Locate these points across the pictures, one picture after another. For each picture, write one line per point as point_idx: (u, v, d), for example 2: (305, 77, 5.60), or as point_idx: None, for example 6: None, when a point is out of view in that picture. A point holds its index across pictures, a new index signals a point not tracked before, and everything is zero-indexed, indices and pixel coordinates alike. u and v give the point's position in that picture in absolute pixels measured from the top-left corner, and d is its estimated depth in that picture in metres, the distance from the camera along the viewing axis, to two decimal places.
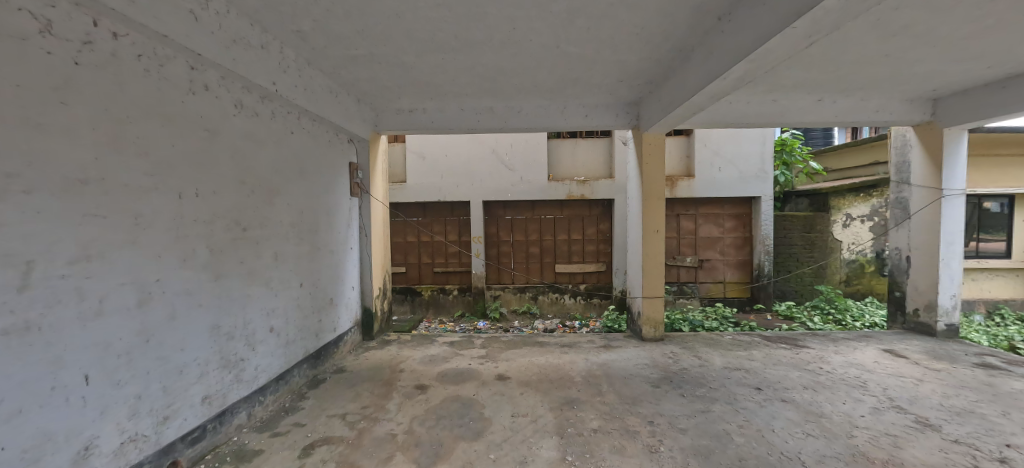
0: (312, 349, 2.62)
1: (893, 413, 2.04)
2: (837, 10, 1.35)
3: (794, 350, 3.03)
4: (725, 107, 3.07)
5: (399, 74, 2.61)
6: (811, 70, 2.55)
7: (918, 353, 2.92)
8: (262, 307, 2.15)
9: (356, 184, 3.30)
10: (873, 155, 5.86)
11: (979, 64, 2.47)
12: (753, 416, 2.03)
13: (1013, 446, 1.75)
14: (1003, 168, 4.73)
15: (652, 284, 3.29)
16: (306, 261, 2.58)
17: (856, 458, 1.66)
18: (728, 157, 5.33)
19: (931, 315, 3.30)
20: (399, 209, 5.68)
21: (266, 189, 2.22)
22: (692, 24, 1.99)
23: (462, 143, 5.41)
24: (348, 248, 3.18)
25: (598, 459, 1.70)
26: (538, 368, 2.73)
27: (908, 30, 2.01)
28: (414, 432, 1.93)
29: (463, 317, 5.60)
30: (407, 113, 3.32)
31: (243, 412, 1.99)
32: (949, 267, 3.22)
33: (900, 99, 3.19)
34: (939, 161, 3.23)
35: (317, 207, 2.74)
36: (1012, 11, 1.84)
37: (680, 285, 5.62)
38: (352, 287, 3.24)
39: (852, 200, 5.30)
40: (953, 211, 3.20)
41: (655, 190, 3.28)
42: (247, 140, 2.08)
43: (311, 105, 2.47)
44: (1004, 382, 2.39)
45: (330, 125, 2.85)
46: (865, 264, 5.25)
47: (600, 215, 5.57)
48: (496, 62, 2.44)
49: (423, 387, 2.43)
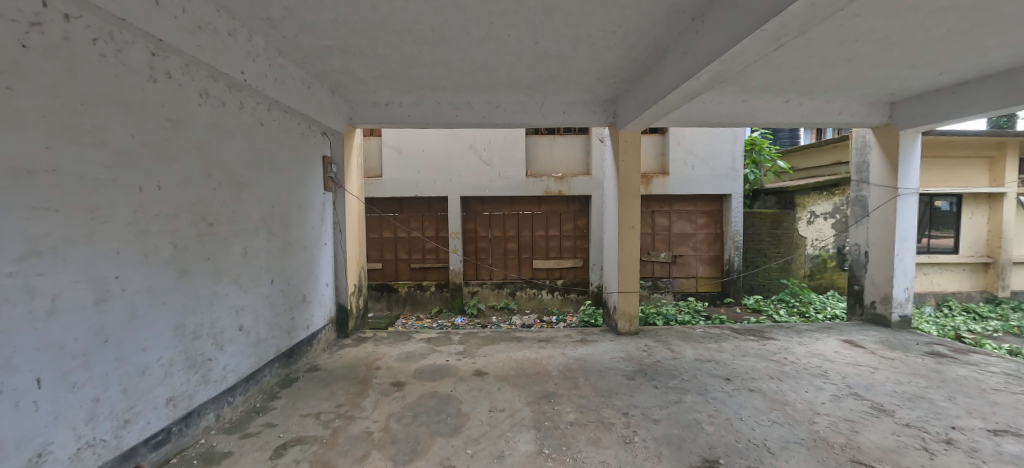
0: (284, 348, 2.55)
1: (851, 400, 2.16)
2: (803, 15, 1.40)
3: (761, 342, 3.16)
4: (699, 106, 3.15)
5: (374, 66, 2.55)
6: (779, 72, 2.64)
7: (874, 343, 3.09)
8: (230, 305, 2.08)
9: (330, 178, 3.22)
10: (836, 155, 6.14)
11: (933, 70, 2.61)
12: (722, 405, 2.11)
13: (958, 428, 1.87)
14: (952, 168, 5.05)
15: (628, 279, 3.35)
16: (277, 257, 2.51)
17: (817, 443, 1.75)
18: (701, 156, 5.47)
19: (887, 307, 3.48)
20: (375, 204, 5.57)
21: (234, 183, 2.13)
22: (668, 23, 2.02)
23: (439, 137, 5.36)
24: (321, 245, 3.09)
25: (574, 451, 1.73)
26: (515, 364, 2.73)
27: (869, 37, 2.10)
28: (390, 429, 1.92)
29: (441, 313, 5.56)
30: (383, 107, 3.25)
31: (211, 413, 1.93)
32: (904, 261, 3.42)
33: (860, 102, 3.34)
34: (894, 161, 3.41)
35: (288, 202, 2.65)
36: (963, 21, 1.95)
37: (654, 280, 5.74)
38: (326, 283, 3.17)
39: (815, 198, 5.54)
40: (907, 210, 3.39)
41: (631, 186, 3.33)
42: (213, 131, 1.99)
43: (282, 96, 2.38)
44: (950, 369, 2.57)
45: (303, 118, 2.77)
46: (827, 259, 5.57)
47: (577, 211, 5.63)
48: (473, 56, 2.42)
49: (400, 385, 2.40)
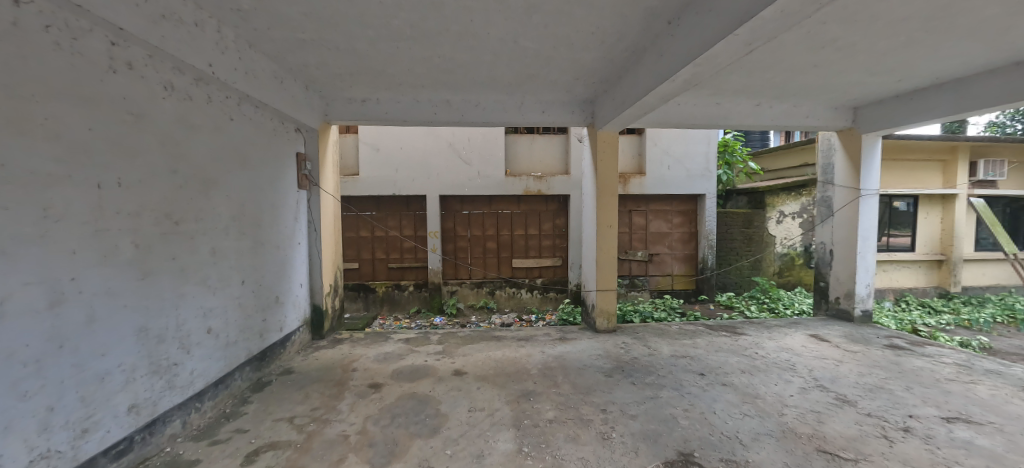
0: (255, 351, 2.47)
1: (817, 391, 2.26)
2: (773, 20, 1.45)
3: (733, 337, 3.26)
4: (675, 108, 3.22)
5: (350, 61, 2.49)
6: (750, 76, 2.73)
7: (838, 337, 3.24)
8: (198, 307, 2.00)
9: (305, 176, 3.13)
10: (802, 157, 6.40)
11: (892, 77, 2.75)
12: (697, 400, 2.16)
13: (915, 416, 1.98)
14: (909, 170, 5.34)
15: (606, 278, 3.40)
16: (248, 257, 2.42)
17: (785, 434, 1.82)
18: (676, 156, 5.60)
19: (850, 302, 3.65)
20: (351, 203, 5.46)
21: (202, 180, 2.05)
22: (645, 26, 2.06)
23: (418, 135, 5.30)
24: (296, 244, 3.01)
25: (554, 449, 1.74)
26: (494, 363, 2.73)
27: (834, 44, 2.19)
28: (367, 432, 1.88)
29: (419, 313, 5.50)
30: (360, 103, 3.18)
31: (177, 420, 1.85)
32: (865, 259, 3.59)
33: (826, 107, 3.48)
34: (857, 164, 3.57)
35: (260, 200, 2.57)
36: (919, 31, 2.06)
37: (632, 278, 5.84)
38: (301, 284, 3.08)
39: (784, 198, 5.75)
40: (868, 210, 3.56)
41: (609, 186, 3.38)
42: (179, 125, 1.91)
43: (253, 90, 2.30)
44: (907, 360, 2.72)
45: (275, 113, 2.68)
46: (795, 256, 5.79)
47: (556, 210, 5.67)
48: (452, 54, 2.40)
49: (377, 386, 2.36)
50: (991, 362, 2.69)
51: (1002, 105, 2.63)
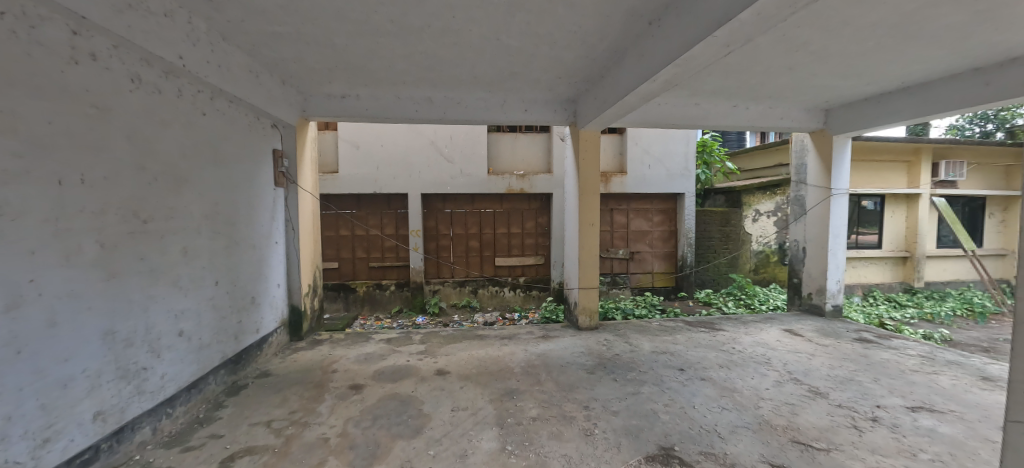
0: (230, 354, 2.39)
1: (791, 384, 2.33)
2: (750, 23, 1.49)
3: (712, 333, 3.33)
4: (655, 108, 3.27)
5: (329, 56, 2.44)
6: (728, 78, 2.79)
7: (811, 331, 3.36)
8: (168, 309, 1.93)
9: (281, 173, 3.04)
10: (777, 157, 6.59)
11: (861, 81, 2.86)
12: (677, 394, 2.21)
13: (882, 406, 2.07)
14: (876, 171, 5.57)
15: (587, 276, 3.43)
16: (222, 257, 2.34)
17: (762, 426, 1.88)
18: (657, 156, 5.69)
19: (821, 297, 3.79)
20: (330, 201, 5.35)
21: (172, 176, 1.97)
22: (626, 26, 2.08)
23: (399, 132, 5.23)
24: (272, 243, 2.93)
25: (537, 446, 1.74)
26: (477, 361, 2.72)
27: (807, 47, 2.26)
28: (348, 434, 1.85)
29: (400, 312, 5.43)
30: (339, 99, 3.12)
31: (147, 427, 1.77)
32: (836, 256, 3.72)
33: (799, 109, 3.59)
34: (829, 164, 3.69)
35: (235, 198, 2.49)
36: (886, 36, 2.15)
37: (613, 276, 5.92)
38: (278, 284, 3.00)
39: (760, 197, 5.90)
40: (839, 209, 3.69)
41: (591, 185, 3.41)
42: (148, 120, 1.83)
43: (226, 84, 2.23)
44: (875, 353, 2.84)
45: (249, 108, 2.60)
46: (770, 254, 5.95)
47: (539, 209, 5.69)
48: (434, 50, 2.38)
49: (358, 387, 2.32)
50: (952, 353, 2.84)
51: (962, 109, 2.76)
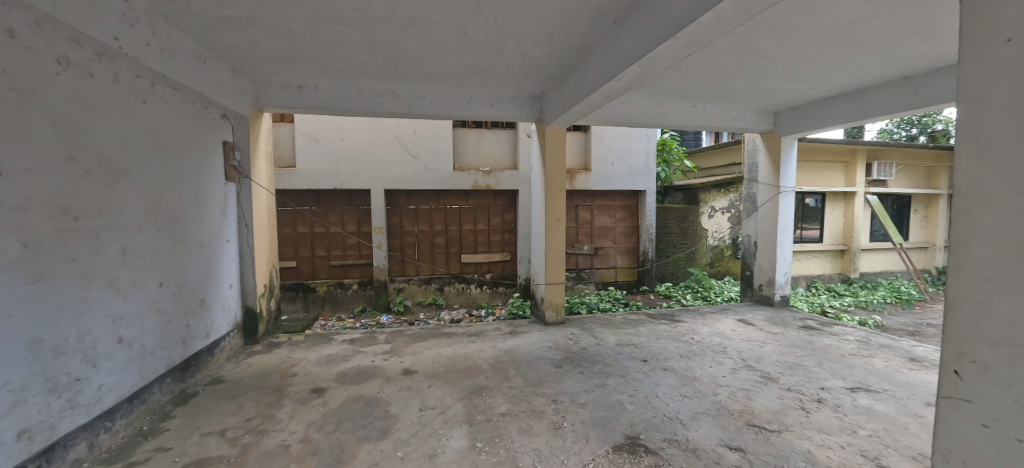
0: (178, 360, 2.23)
1: (745, 371, 2.46)
2: (711, 26, 1.54)
3: (672, 324, 3.46)
4: (619, 107, 3.34)
5: (285, 43, 2.31)
6: (688, 79, 2.89)
7: (762, 320, 3.56)
8: (106, 314, 1.77)
9: (233, 167, 2.86)
10: (730, 156, 6.93)
11: (806, 85, 3.04)
12: (641, 385, 2.27)
13: (826, 388, 2.23)
14: (818, 170, 5.97)
15: (554, 272, 3.47)
16: (167, 257, 2.18)
17: (719, 412, 1.97)
18: (620, 154, 5.82)
19: (771, 288, 4.02)
20: (287, 197, 5.10)
21: (108, 169, 1.81)
22: (592, 25, 2.11)
23: (360, 126, 5.06)
24: (224, 242, 2.75)
25: (507, 442, 1.74)
26: (444, 360, 2.69)
27: (760, 52, 2.38)
28: (311, 440, 1.77)
29: (364, 312, 5.27)
30: (296, 90, 2.96)
31: (82, 443, 1.62)
32: (784, 250, 3.97)
33: (752, 111, 3.78)
34: (777, 163, 3.91)
35: (181, 193, 2.31)
36: (831, 44, 2.29)
37: (578, 272, 6.03)
38: (230, 285, 2.83)
39: (715, 194, 6.19)
40: (786, 205, 3.93)
41: (557, 181, 3.44)
42: (79, 106, 1.67)
43: (170, 70, 2.07)
44: (819, 339, 3.06)
45: (196, 97, 2.42)
46: (724, 248, 6.25)
47: (505, 205, 5.69)
48: (398, 42, 2.30)
49: (320, 391, 2.24)
50: (884, 337, 3.10)
51: (893, 114, 3.01)
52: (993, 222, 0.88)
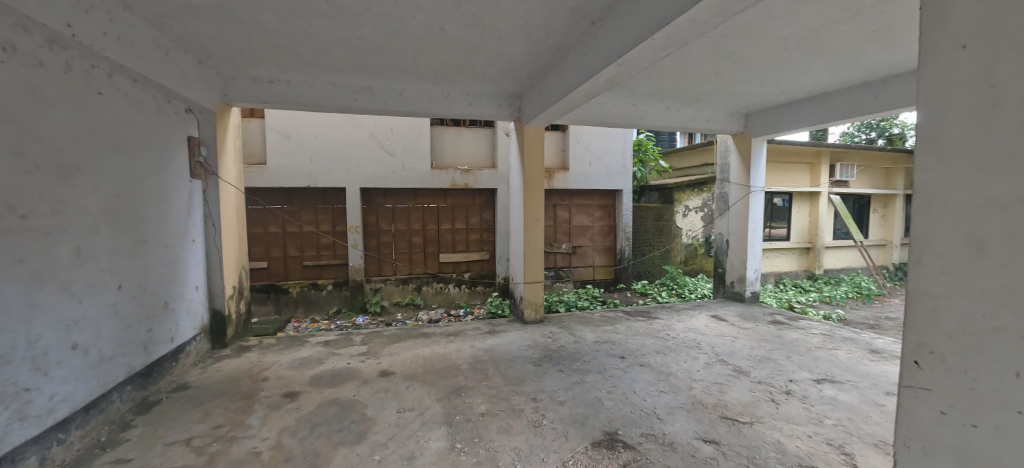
0: (138, 367, 2.12)
1: (719, 365, 2.53)
2: (685, 28, 1.57)
3: (649, 321, 3.53)
4: (596, 107, 3.38)
5: (254, 35, 2.22)
6: (663, 80, 2.95)
7: (734, 316, 3.68)
8: (59, 319, 1.66)
9: (199, 163, 2.74)
10: (703, 157, 7.13)
11: (775, 89, 3.16)
12: (619, 381, 2.31)
13: (794, 380, 2.32)
14: (785, 171, 6.22)
15: (532, 271, 3.48)
16: (127, 258, 2.07)
17: (694, 406, 2.02)
18: (597, 154, 5.90)
19: (742, 285, 4.16)
20: (257, 196, 4.93)
21: (60, 165, 1.70)
22: (570, 24, 2.12)
23: (335, 122, 4.94)
24: (189, 242, 2.63)
25: (486, 442, 1.74)
26: (423, 360, 2.66)
27: (732, 55, 2.45)
28: (283, 446, 1.72)
29: (339, 313, 5.15)
30: (266, 85, 2.86)
31: (32, 457, 1.52)
32: (754, 248, 4.11)
33: (724, 113, 3.90)
34: (748, 164, 4.04)
35: (142, 190, 2.20)
36: (798, 49, 2.38)
37: (557, 270, 6.07)
38: (196, 287, 2.71)
39: (689, 194, 6.35)
40: (756, 204, 4.07)
41: (535, 181, 3.45)
42: (27, 97, 1.56)
43: (130, 61, 1.96)
44: (786, 333, 3.18)
45: (159, 90, 2.31)
46: (697, 247, 6.41)
47: (483, 204, 5.67)
48: (374, 37, 2.26)
49: (293, 395, 2.17)
50: (846, 331, 3.25)
51: (853, 117, 3.17)
52: (946, 220, 0.91)
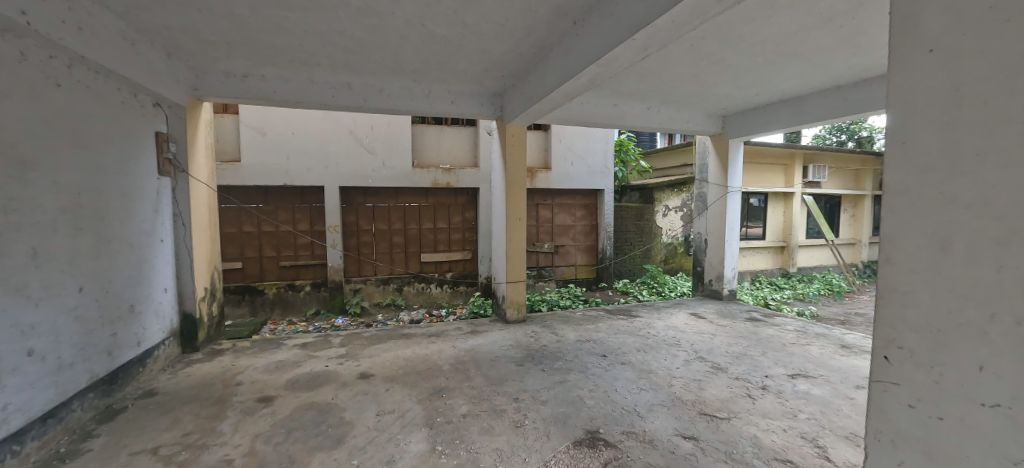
0: (102, 373, 2.02)
1: (697, 362, 2.58)
2: (665, 29, 1.59)
3: (630, 320, 3.57)
4: (578, 107, 3.40)
5: (227, 27, 2.14)
6: (644, 81, 2.99)
7: (712, 313, 3.76)
8: (12, 323, 1.57)
9: (168, 160, 2.63)
10: (682, 158, 7.26)
11: (751, 91, 3.24)
12: (600, 379, 2.32)
13: (770, 376, 2.38)
14: (761, 172, 6.39)
15: (515, 270, 3.47)
16: (89, 258, 1.97)
17: (674, 402, 2.05)
18: (580, 153, 5.94)
19: (720, 283, 4.25)
20: (231, 194, 4.77)
21: (14, 160, 1.60)
22: (552, 23, 2.12)
23: (313, 119, 4.83)
24: (157, 241, 2.52)
25: (468, 443, 1.72)
26: (403, 361, 2.62)
27: (711, 57, 2.50)
28: (257, 452, 1.66)
29: (317, 315, 5.04)
30: (240, 79, 2.77)
31: None
32: (731, 246, 4.21)
33: (702, 114, 3.97)
34: (725, 164, 4.13)
35: (105, 188, 2.09)
36: (773, 53, 2.45)
37: (539, 270, 6.08)
38: (165, 289, 2.60)
39: (669, 194, 6.46)
40: (733, 204, 4.17)
41: (518, 180, 3.44)
42: None
43: (92, 52, 1.86)
44: (762, 330, 3.26)
45: (124, 83, 2.21)
46: (677, 246, 6.53)
47: (466, 203, 5.64)
48: (353, 32, 2.21)
49: (268, 400, 2.10)
50: (819, 327, 3.35)
51: (824, 120, 3.28)
52: (912, 219, 0.94)
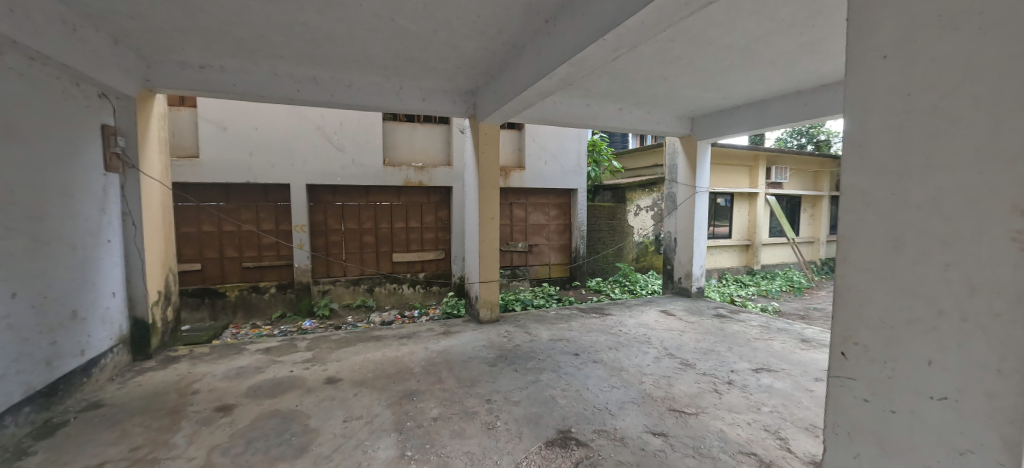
0: (40, 385, 1.86)
1: (667, 359, 2.63)
2: (634, 30, 1.61)
3: (602, 318, 3.61)
4: (551, 106, 3.41)
5: (180, 14, 2.02)
6: (615, 82, 3.02)
7: (681, 311, 3.85)
8: None
9: (116, 154, 2.46)
10: (653, 158, 7.43)
11: (718, 94, 3.34)
12: (572, 378, 2.33)
13: (735, 371, 2.45)
14: (727, 173, 6.62)
15: (488, 269, 3.45)
16: (24, 261, 1.81)
17: (645, 399, 2.08)
18: (553, 153, 5.97)
19: (688, 281, 4.37)
20: (188, 192, 4.53)
21: None
22: (524, 22, 2.11)
23: (277, 114, 4.64)
24: (103, 242, 2.35)
25: (438, 447, 1.68)
26: (373, 365, 2.55)
27: (679, 60, 2.56)
28: (213, 465, 1.57)
29: (283, 317, 4.85)
30: (197, 70, 2.63)
31: None
32: (699, 245, 4.33)
33: (672, 116, 4.07)
34: (693, 165, 4.25)
35: (42, 184, 1.93)
36: (738, 57, 2.53)
37: (513, 269, 6.08)
38: (113, 293, 2.43)
39: (640, 193, 6.59)
40: (701, 204, 4.29)
41: (491, 179, 3.42)
42: None
43: (25, 36, 1.71)
44: (729, 326, 3.37)
45: (65, 71, 2.05)
46: (648, 245, 6.68)
47: (439, 202, 5.56)
48: (318, 24, 2.13)
49: (227, 409, 1.99)
50: (780, 322, 3.50)
51: (786, 124, 3.42)
52: (866, 219, 0.98)
